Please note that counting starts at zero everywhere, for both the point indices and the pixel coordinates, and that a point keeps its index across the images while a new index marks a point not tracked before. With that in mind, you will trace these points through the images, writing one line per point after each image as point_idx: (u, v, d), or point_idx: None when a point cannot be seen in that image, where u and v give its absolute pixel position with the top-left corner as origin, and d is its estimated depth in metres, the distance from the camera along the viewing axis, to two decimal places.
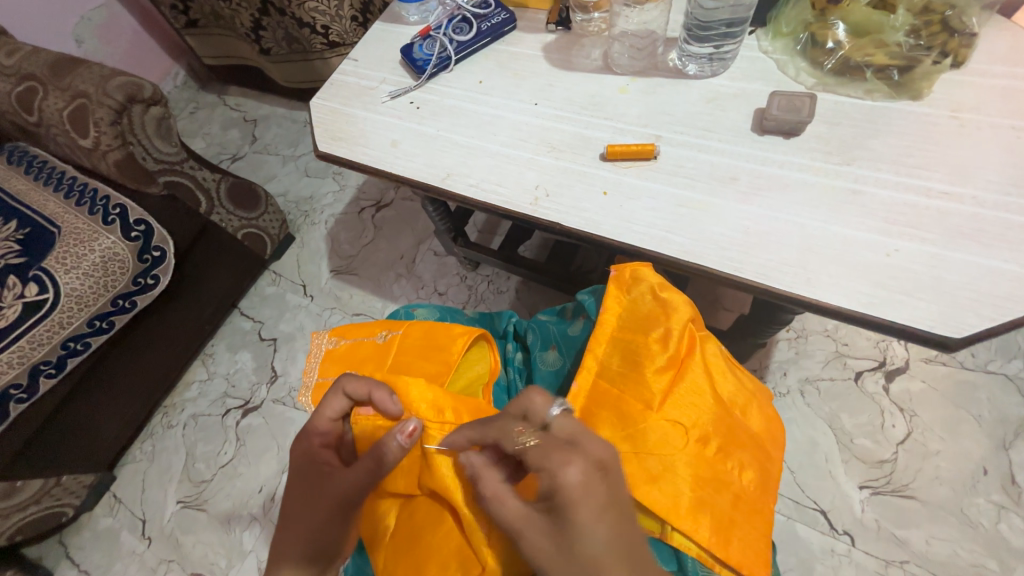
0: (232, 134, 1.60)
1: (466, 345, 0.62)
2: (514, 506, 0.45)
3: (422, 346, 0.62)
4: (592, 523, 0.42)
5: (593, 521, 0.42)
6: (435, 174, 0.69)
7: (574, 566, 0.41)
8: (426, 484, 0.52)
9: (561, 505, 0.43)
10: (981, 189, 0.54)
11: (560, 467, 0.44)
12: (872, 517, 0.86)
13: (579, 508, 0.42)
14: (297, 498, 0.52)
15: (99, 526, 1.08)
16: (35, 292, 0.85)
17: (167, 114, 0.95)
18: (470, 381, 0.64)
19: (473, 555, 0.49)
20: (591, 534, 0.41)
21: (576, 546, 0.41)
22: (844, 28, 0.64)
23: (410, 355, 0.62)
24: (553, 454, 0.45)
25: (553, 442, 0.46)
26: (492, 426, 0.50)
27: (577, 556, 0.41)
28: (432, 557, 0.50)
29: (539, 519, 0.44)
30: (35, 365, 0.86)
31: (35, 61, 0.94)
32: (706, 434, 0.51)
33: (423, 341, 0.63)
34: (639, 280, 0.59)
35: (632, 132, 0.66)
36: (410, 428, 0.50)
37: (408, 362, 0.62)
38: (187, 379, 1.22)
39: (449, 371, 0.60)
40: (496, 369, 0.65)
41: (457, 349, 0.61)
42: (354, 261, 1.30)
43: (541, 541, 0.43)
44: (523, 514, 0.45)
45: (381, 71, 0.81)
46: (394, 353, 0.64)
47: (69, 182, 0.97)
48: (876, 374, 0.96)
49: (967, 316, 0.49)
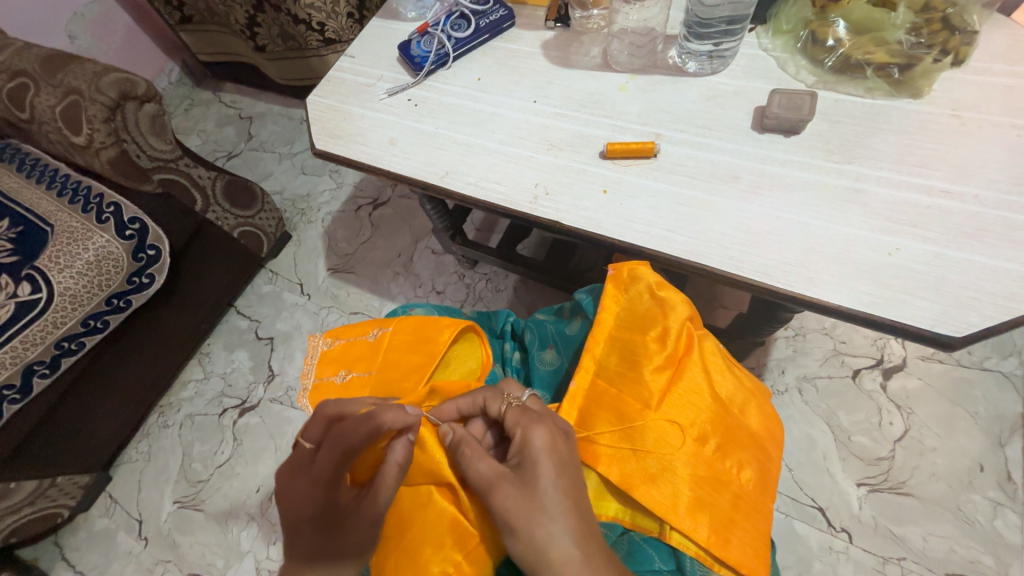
0: (228, 131, 1.59)
1: (454, 337, 0.61)
2: (489, 465, 0.49)
3: (412, 340, 0.62)
4: (554, 475, 0.46)
5: (552, 474, 0.46)
6: (433, 172, 0.69)
7: (533, 514, 0.45)
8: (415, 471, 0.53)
9: (528, 458, 0.47)
10: (982, 188, 0.54)
11: (531, 425, 0.49)
12: (870, 514, 0.87)
13: (542, 460, 0.47)
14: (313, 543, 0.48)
15: (95, 527, 1.08)
16: (27, 291, 0.84)
17: (161, 111, 0.94)
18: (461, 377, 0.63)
19: (466, 531, 0.50)
20: (550, 484, 0.46)
21: (537, 495, 0.46)
22: (845, 26, 0.64)
23: (400, 351, 0.62)
24: (527, 416, 0.50)
25: (527, 409, 0.51)
26: (476, 394, 0.55)
27: (536, 505, 0.45)
28: (426, 541, 0.50)
29: (504, 473, 0.48)
30: (29, 365, 0.85)
31: (26, 57, 0.92)
32: (706, 430, 0.51)
33: (412, 336, 0.62)
34: (636, 279, 0.58)
35: (631, 130, 0.66)
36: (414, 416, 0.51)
37: (399, 360, 0.62)
38: (183, 378, 1.21)
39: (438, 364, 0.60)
40: (488, 363, 0.64)
41: (445, 341, 0.60)
42: (351, 259, 1.29)
43: (508, 493, 0.46)
44: (495, 471, 0.48)
45: (378, 68, 0.80)
46: (385, 350, 0.63)
47: (63, 180, 0.95)
48: (874, 372, 0.97)
49: (969, 315, 0.49)
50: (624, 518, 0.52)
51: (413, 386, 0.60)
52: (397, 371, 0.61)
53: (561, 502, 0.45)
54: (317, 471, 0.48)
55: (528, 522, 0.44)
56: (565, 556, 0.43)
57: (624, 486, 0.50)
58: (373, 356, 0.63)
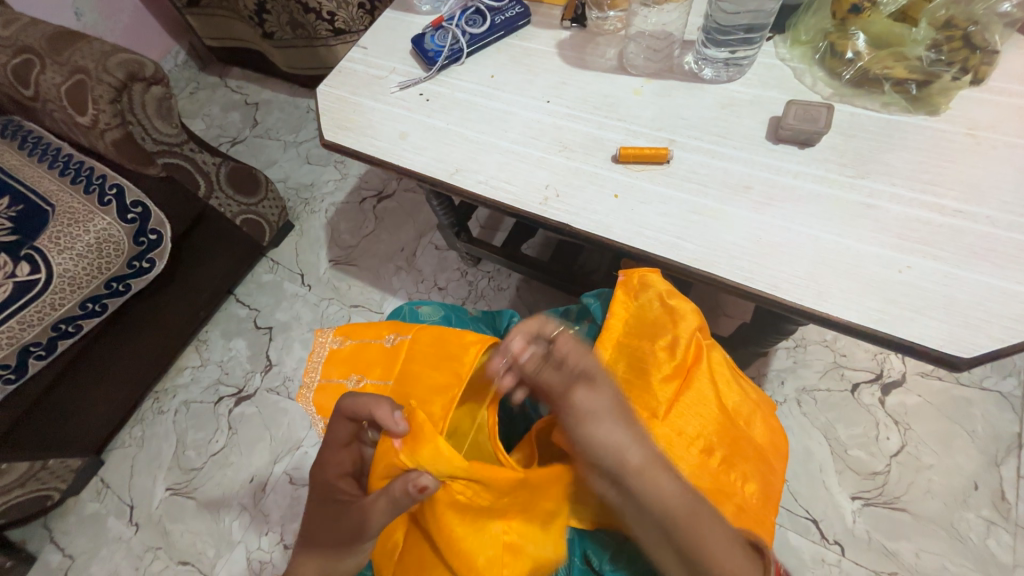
0: (233, 116, 1.57)
1: (480, 355, 0.56)
2: (553, 378, 0.53)
3: (433, 355, 0.58)
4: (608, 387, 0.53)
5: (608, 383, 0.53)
6: (443, 169, 0.68)
7: (598, 412, 0.51)
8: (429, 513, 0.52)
9: (589, 372, 0.53)
10: (995, 209, 0.54)
11: (583, 348, 0.55)
12: (863, 528, 0.87)
13: (603, 377, 0.53)
14: (317, 547, 0.52)
15: (85, 511, 1.07)
16: (26, 271, 0.83)
17: (168, 95, 0.93)
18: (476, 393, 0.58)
19: None
20: (609, 393, 0.52)
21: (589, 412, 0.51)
22: (864, 39, 0.64)
23: (419, 363, 0.59)
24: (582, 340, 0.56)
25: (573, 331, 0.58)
26: (531, 317, 0.58)
27: (604, 408, 0.51)
28: None
29: (567, 391, 0.52)
30: (24, 346, 0.84)
31: (32, 33, 0.91)
32: (712, 441, 0.53)
33: (433, 347, 0.59)
34: (647, 286, 0.58)
35: (645, 135, 0.65)
36: (423, 482, 0.46)
37: (416, 372, 0.59)
38: (180, 364, 1.20)
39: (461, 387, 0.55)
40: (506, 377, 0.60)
41: (470, 362, 0.56)
42: (354, 252, 1.28)
43: (578, 401, 0.51)
44: (564, 384, 0.52)
45: (390, 60, 0.79)
46: (403, 359, 0.61)
47: (65, 160, 0.94)
48: (873, 387, 0.97)
49: (977, 336, 0.49)
50: None
51: (431, 405, 0.55)
52: (414, 383, 0.58)
53: (619, 423, 0.51)
54: (335, 455, 0.55)
55: (599, 426, 0.50)
56: (637, 461, 0.49)
57: None
58: (391, 366, 0.62)
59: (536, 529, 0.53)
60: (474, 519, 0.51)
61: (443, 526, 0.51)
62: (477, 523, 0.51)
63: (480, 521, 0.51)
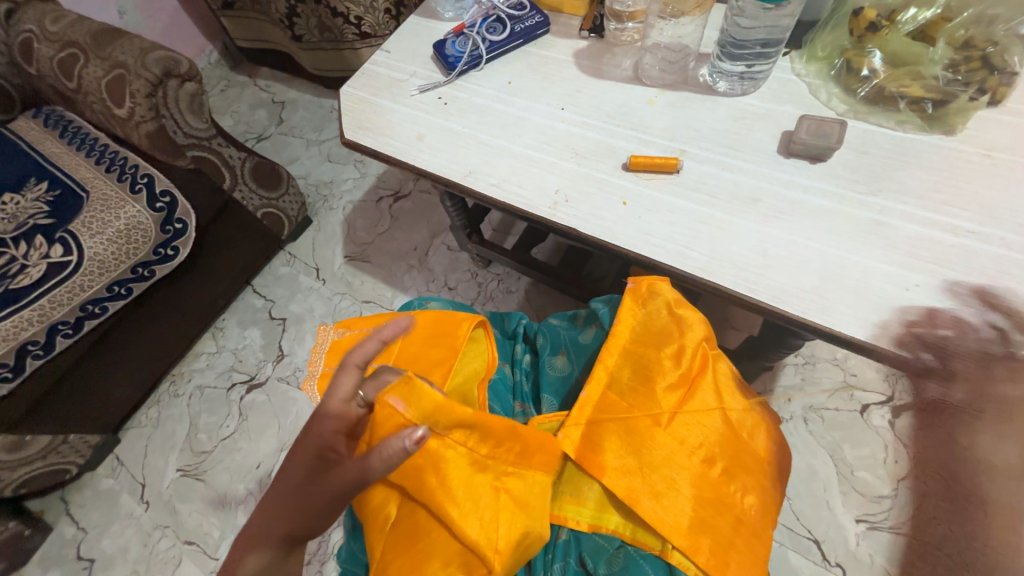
0: (261, 114, 1.63)
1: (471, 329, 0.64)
2: None
3: (431, 334, 0.65)
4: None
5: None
6: (456, 171, 0.70)
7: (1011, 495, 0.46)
8: (414, 478, 0.53)
9: None
10: (1010, 231, 0.53)
11: None
12: (867, 552, 0.85)
13: None
14: (291, 508, 0.47)
15: (100, 486, 1.11)
16: (60, 253, 0.88)
17: (200, 90, 0.97)
18: (465, 378, 0.62)
19: (476, 559, 0.51)
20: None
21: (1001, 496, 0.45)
22: (881, 57, 0.64)
23: (417, 343, 0.65)
24: None
25: None
26: None
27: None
28: (432, 556, 0.51)
29: None
30: (54, 324, 0.89)
31: (79, 29, 0.96)
32: (727, 451, 0.55)
33: (430, 329, 0.65)
34: (655, 294, 0.60)
35: (656, 145, 0.66)
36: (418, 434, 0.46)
37: (415, 352, 0.64)
38: (196, 350, 1.25)
39: (455, 356, 0.63)
40: (493, 366, 0.65)
41: (463, 335, 0.63)
42: (368, 248, 1.31)
43: None
44: None
45: (411, 64, 0.82)
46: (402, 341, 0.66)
47: (101, 149, 0.99)
48: (884, 409, 0.95)
49: (984, 358, 0.48)
50: (623, 531, 0.55)
51: (431, 375, 0.62)
52: (413, 363, 0.63)
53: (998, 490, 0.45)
54: (329, 415, 0.53)
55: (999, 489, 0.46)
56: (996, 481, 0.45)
57: (628, 500, 0.53)
58: (388, 348, 0.65)
59: (530, 506, 0.53)
60: (473, 477, 0.54)
61: (444, 485, 0.53)
62: (475, 482, 0.54)
63: (476, 478, 0.54)
